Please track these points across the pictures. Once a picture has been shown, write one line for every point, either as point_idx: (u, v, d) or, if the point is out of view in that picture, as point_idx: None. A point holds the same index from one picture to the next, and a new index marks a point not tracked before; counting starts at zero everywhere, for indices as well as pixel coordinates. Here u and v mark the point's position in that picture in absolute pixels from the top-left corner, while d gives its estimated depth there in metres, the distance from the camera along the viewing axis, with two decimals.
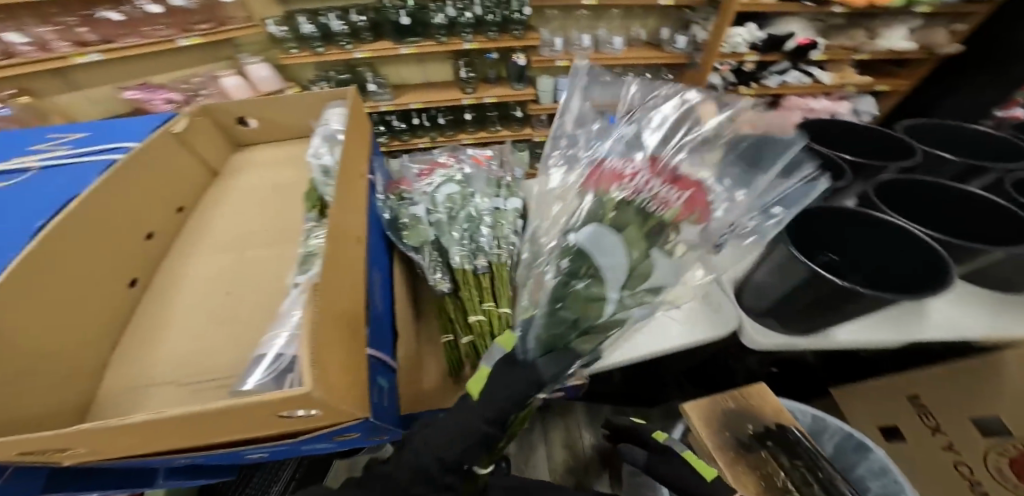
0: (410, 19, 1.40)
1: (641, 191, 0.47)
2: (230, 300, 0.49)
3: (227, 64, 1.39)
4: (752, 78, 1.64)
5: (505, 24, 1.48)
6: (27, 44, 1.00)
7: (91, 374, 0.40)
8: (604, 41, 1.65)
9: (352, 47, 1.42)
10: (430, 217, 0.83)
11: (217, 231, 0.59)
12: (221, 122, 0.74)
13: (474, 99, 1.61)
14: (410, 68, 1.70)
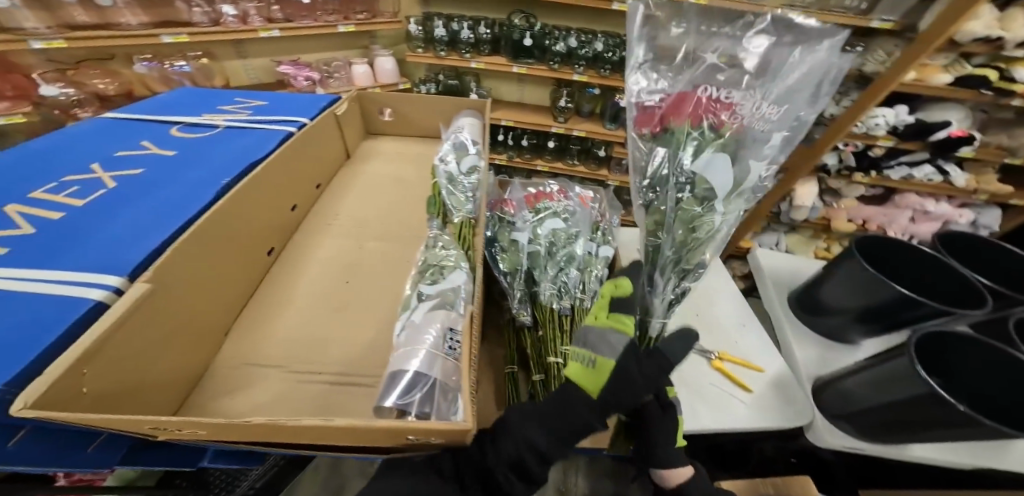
0: (531, 41, 1.42)
1: (702, 116, 0.37)
2: (349, 289, 0.48)
3: (360, 52, 1.52)
4: None
5: (623, 64, 1.43)
6: (235, 17, 1.14)
7: (217, 337, 0.39)
8: None
9: (470, 57, 1.47)
10: (527, 246, 0.75)
11: (346, 215, 0.60)
12: (365, 110, 0.78)
13: (563, 129, 1.59)
14: (507, 87, 1.78)
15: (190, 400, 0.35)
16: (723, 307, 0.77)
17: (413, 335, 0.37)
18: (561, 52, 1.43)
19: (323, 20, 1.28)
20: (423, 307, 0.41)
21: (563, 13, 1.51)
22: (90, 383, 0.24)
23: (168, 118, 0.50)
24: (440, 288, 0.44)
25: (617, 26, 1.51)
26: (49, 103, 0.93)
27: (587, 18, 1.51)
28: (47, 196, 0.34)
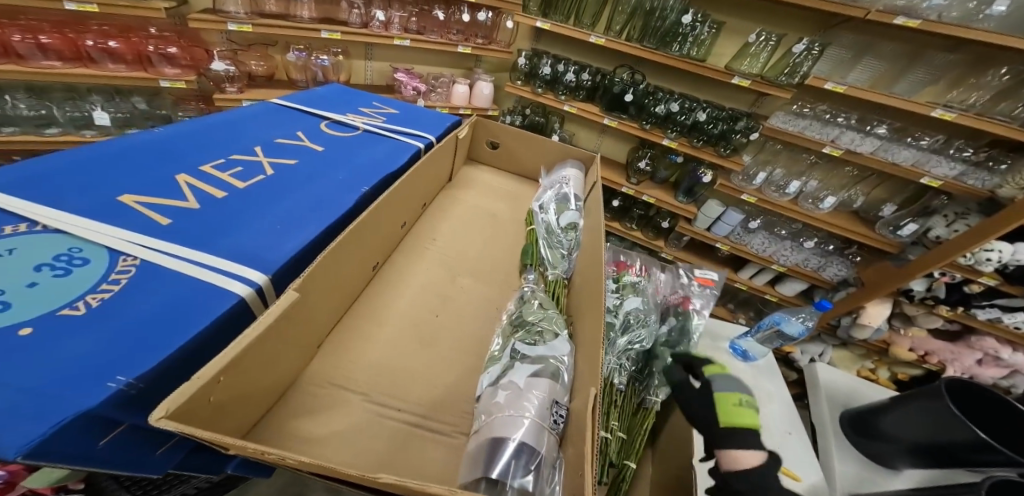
0: (632, 96, 1.40)
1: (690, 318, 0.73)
2: (436, 323, 0.45)
3: (463, 72, 1.59)
4: (964, 300, 1.27)
5: (723, 139, 1.37)
6: (382, 23, 1.27)
7: (312, 350, 0.37)
8: (809, 195, 1.44)
9: (565, 99, 1.48)
10: None
11: (444, 240, 0.59)
12: (476, 137, 0.79)
13: (634, 191, 1.57)
14: (587, 136, 1.80)
15: (273, 412, 0.32)
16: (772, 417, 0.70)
17: (514, 399, 0.33)
18: (659, 114, 1.41)
19: (446, 38, 1.36)
20: (523, 366, 0.37)
21: (667, 75, 1.51)
22: (217, 392, 0.22)
23: (320, 114, 0.55)
24: (539, 350, 0.39)
25: (721, 97, 1.49)
26: (211, 74, 1.05)
27: (691, 84, 1.50)
28: (212, 173, 0.37)
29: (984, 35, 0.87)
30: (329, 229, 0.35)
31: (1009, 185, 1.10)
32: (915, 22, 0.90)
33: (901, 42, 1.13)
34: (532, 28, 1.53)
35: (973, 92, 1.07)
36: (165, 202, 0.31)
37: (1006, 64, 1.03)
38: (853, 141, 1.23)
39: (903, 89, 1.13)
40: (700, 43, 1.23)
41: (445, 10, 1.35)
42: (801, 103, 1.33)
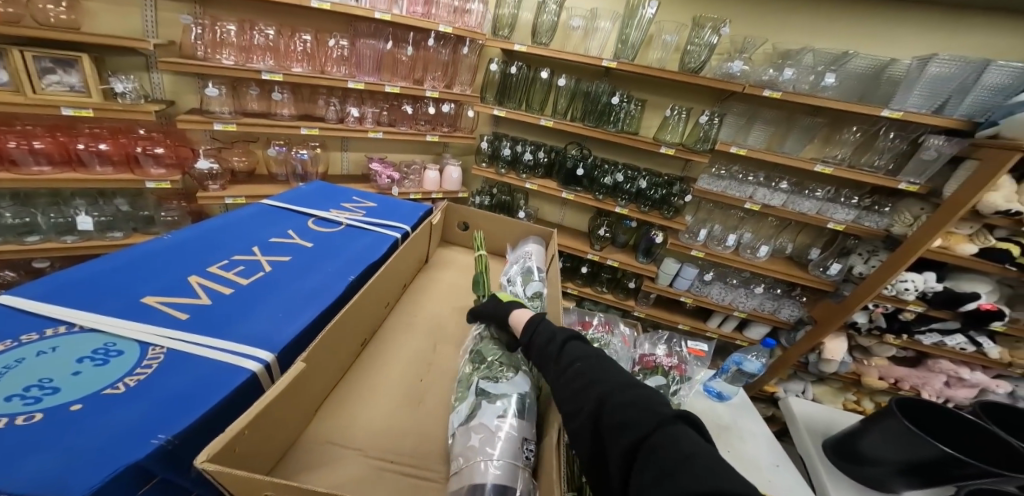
0: (583, 170, 1.61)
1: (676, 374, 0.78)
2: (421, 386, 0.50)
3: (433, 157, 1.77)
4: (905, 329, 1.43)
5: (666, 203, 1.58)
6: (356, 118, 1.42)
7: (309, 416, 0.40)
8: (747, 247, 1.64)
9: (525, 178, 1.67)
10: None
11: (424, 313, 0.65)
12: (448, 222, 0.89)
13: (599, 256, 1.71)
14: (550, 207, 1.98)
15: (276, 471, 0.35)
16: (756, 450, 0.80)
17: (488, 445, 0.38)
18: (607, 185, 1.61)
19: (416, 129, 1.53)
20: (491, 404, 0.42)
21: (611, 149, 1.75)
22: (241, 444, 0.27)
23: (308, 212, 0.63)
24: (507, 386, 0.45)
25: (653, 163, 1.74)
26: (195, 173, 1.13)
27: (630, 154, 1.74)
28: (217, 273, 0.44)
29: (830, 102, 1.17)
30: (323, 312, 0.41)
31: (899, 225, 1.34)
32: (777, 93, 1.19)
33: (778, 109, 1.42)
34: (491, 116, 1.76)
35: (839, 148, 1.36)
36: (180, 300, 0.38)
37: (855, 123, 1.34)
38: (765, 195, 1.46)
39: (791, 146, 1.41)
40: (629, 116, 1.47)
41: (413, 105, 1.53)
42: (720, 164, 1.57)
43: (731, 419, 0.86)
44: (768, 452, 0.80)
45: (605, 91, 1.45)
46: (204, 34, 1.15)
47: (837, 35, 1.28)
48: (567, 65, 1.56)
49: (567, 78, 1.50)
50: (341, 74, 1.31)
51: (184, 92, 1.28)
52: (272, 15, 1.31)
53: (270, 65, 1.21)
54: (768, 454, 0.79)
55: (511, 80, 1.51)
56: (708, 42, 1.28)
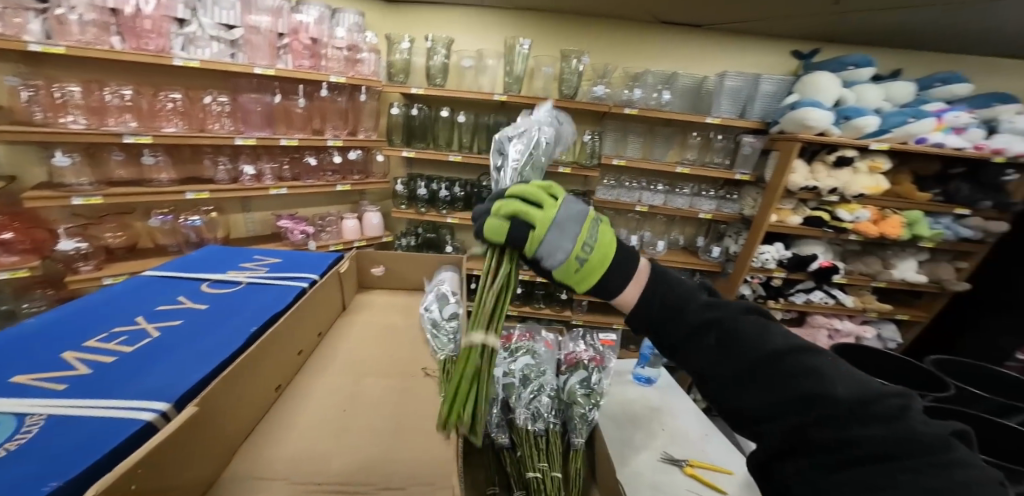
0: None
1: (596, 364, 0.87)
2: (345, 415, 0.53)
3: (349, 206, 1.76)
4: (779, 293, 1.74)
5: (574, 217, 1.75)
6: (252, 175, 1.38)
7: (223, 460, 0.41)
8: (648, 243, 1.89)
9: (447, 212, 1.73)
10: (504, 379, 0.84)
11: (342, 355, 0.67)
12: (362, 266, 0.92)
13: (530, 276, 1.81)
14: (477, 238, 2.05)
15: None
16: (686, 421, 0.96)
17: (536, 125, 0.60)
18: None
19: (325, 179, 1.51)
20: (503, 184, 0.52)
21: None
22: (150, 476, 0.28)
23: (200, 277, 0.63)
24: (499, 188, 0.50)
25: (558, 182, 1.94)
26: (60, 255, 1.02)
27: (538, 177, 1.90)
28: (99, 346, 0.43)
29: (670, 114, 1.48)
30: (229, 358, 0.43)
31: (747, 208, 1.67)
32: (635, 110, 1.48)
33: (643, 124, 1.72)
34: (403, 159, 1.82)
35: (690, 150, 1.70)
36: (58, 375, 0.37)
37: (698, 129, 1.69)
38: (649, 197, 1.74)
39: (659, 152, 1.71)
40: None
41: (317, 156, 1.53)
42: (611, 176, 1.81)
43: (661, 399, 1.03)
44: (699, 424, 0.96)
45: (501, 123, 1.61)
46: (40, 98, 1.05)
47: (669, 61, 1.62)
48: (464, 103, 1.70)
49: (466, 114, 1.62)
50: (226, 130, 1.26)
51: (26, 164, 1.14)
52: (130, 76, 1.25)
53: (134, 127, 1.13)
54: (700, 425, 0.95)
55: (414, 122, 1.60)
56: (577, 69, 1.52)
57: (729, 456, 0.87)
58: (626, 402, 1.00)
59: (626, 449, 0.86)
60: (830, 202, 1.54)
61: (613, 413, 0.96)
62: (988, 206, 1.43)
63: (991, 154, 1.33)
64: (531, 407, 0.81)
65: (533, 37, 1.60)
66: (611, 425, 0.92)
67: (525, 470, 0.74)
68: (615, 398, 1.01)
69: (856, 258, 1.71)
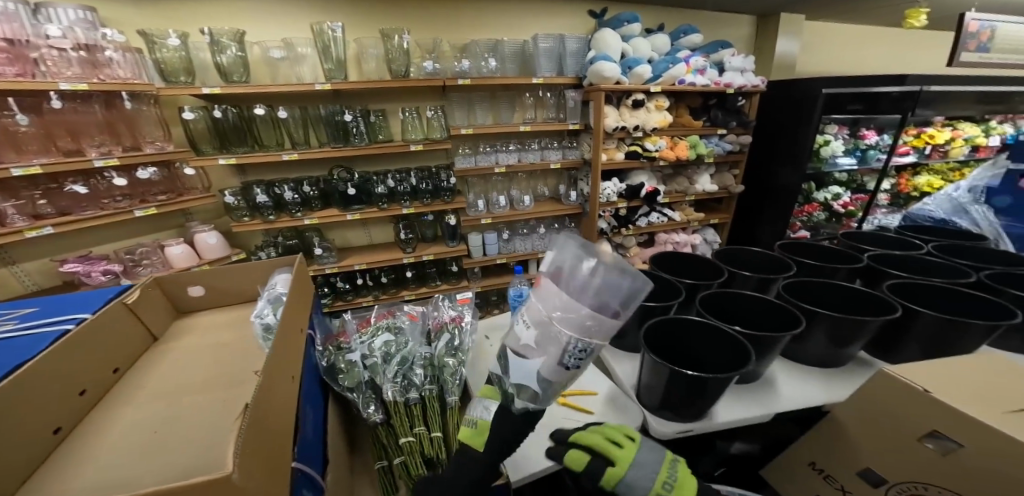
0: (355, 189, 1.59)
1: (463, 325, 0.94)
2: (156, 437, 0.53)
3: (176, 231, 1.51)
4: (628, 221, 2.04)
5: (438, 191, 1.74)
6: None
7: None
8: (516, 198, 1.97)
9: (303, 214, 1.56)
10: (365, 362, 0.86)
11: (151, 388, 0.63)
12: (171, 293, 0.83)
13: (414, 257, 1.76)
14: (355, 232, 1.87)
15: None
16: None
17: (541, 291, 0.40)
18: (383, 193, 1.64)
19: (112, 207, 1.22)
20: (523, 378, 0.43)
21: (379, 160, 1.77)
22: None
23: None
24: (514, 380, 0.44)
25: (420, 160, 1.86)
26: None
27: (393, 159, 1.80)
28: None
29: (498, 79, 1.58)
30: None
31: (585, 151, 1.89)
32: (468, 80, 1.54)
33: (483, 92, 1.80)
34: (229, 166, 1.57)
35: (529, 111, 1.86)
36: None
37: (528, 91, 1.85)
38: (506, 156, 1.81)
39: (506, 116, 1.83)
40: (365, 124, 1.54)
41: (88, 182, 1.22)
42: (467, 146, 1.83)
43: None
44: None
45: (334, 110, 1.48)
46: None
47: (489, 30, 1.71)
48: (288, 96, 1.55)
49: (290, 109, 1.47)
50: None
51: None
52: None
53: None
54: None
55: (224, 125, 1.37)
56: (402, 46, 1.49)
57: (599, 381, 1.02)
58: None
59: None
60: (639, 138, 1.86)
61: None
62: (735, 125, 1.92)
63: (725, 87, 1.79)
64: (397, 382, 0.84)
65: (345, 22, 1.52)
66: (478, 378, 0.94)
67: (401, 438, 0.80)
68: None
69: (671, 180, 2.09)
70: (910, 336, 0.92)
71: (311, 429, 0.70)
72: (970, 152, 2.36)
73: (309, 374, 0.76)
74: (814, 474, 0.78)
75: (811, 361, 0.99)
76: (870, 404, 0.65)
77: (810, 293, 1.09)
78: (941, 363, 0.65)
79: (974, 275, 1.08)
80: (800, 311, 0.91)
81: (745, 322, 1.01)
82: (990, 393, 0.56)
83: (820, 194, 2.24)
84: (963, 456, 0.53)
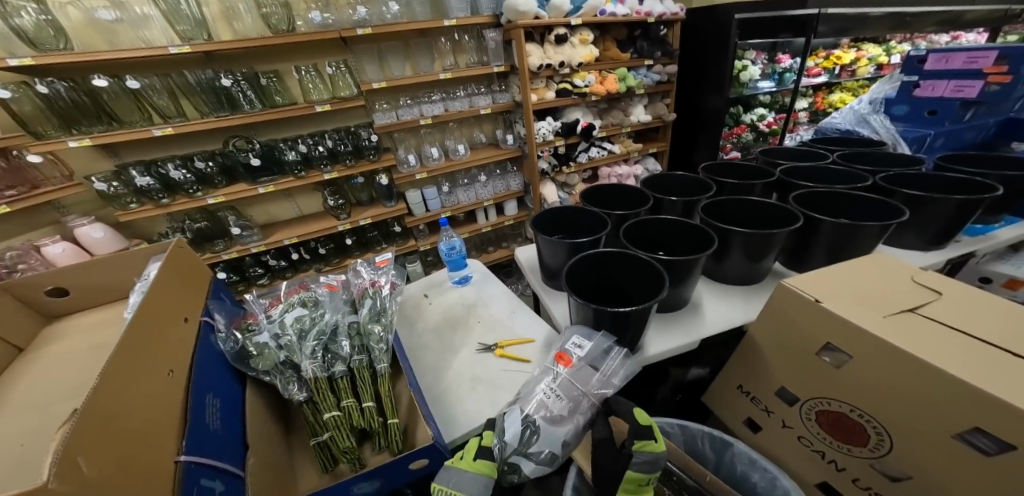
0: (260, 159, 1.44)
1: (384, 288, 0.91)
2: (19, 453, 0.49)
3: (51, 229, 1.34)
4: (568, 159, 1.98)
5: (359, 151, 1.63)
6: None
7: None
8: (451, 149, 1.88)
9: (203, 193, 1.40)
10: (276, 342, 0.78)
11: (13, 404, 0.58)
12: (28, 301, 0.74)
13: (349, 224, 1.68)
14: (278, 205, 1.73)
15: None
16: (497, 306, 1.00)
17: (573, 371, 0.65)
18: (297, 159, 1.51)
19: None
20: (550, 444, 0.60)
21: (285, 125, 1.60)
22: None
23: None
24: (542, 447, 0.60)
25: (331, 121, 1.67)
26: None
27: (298, 123, 1.62)
28: None
29: (404, 25, 1.44)
30: None
31: (515, 94, 1.82)
32: (368, 30, 1.39)
33: (394, 40, 1.65)
34: (93, 147, 1.33)
35: (447, 56, 1.73)
36: None
37: (443, 34, 1.71)
38: (430, 107, 1.72)
39: (424, 65, 1.71)
40: (254, 88, 1.40)
41: None
42: (385, 101, 1.70)
43: (477, 294, 1.05)
44: (508, 306, 1.00)
45: (210, 76, 1.33)
46: None
47: None
48: (146, 63, 1.33)
49: (141, 78, 1.27)
50: None
51: None
52: None
53: None
54: (509, 306, 1.00)
55: (61, 103, 1.18)
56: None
57: (536, 325, 0.93)
58: (446, 309, 1.01)
59: (443, 353, 0.88)
60: (567, 75, 1.81)
61: (423, 328, 0.95)
62: (659, 56, 1.90)
63: (646, 15, 1.76)
64: (316, 357, 0.77)
65: None
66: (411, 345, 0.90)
67: (323, 413, 0.72)
68: (409, 305, 1.03)
69: (606, 114, 2.06)
70: (816, 241, 0.98)
71: (219, 418, 0.66)
72: (874, 71, 2.54)
73: (210, 366, 0.71)
74: (740, 395, 0.83)
75: (734, 280, 1.03)
76: (777, 313, 0.70)
77: (726, 212, 1.14)
78: (829, 273, 0.70)
79: (869, 178, 1.16)
80: (715, 231, 0.93)
81: (669, 249, 1.04)
82: (868, 300, 0.62)
83: (747, 116, 2.33)
84: (851, 365, 0.59)
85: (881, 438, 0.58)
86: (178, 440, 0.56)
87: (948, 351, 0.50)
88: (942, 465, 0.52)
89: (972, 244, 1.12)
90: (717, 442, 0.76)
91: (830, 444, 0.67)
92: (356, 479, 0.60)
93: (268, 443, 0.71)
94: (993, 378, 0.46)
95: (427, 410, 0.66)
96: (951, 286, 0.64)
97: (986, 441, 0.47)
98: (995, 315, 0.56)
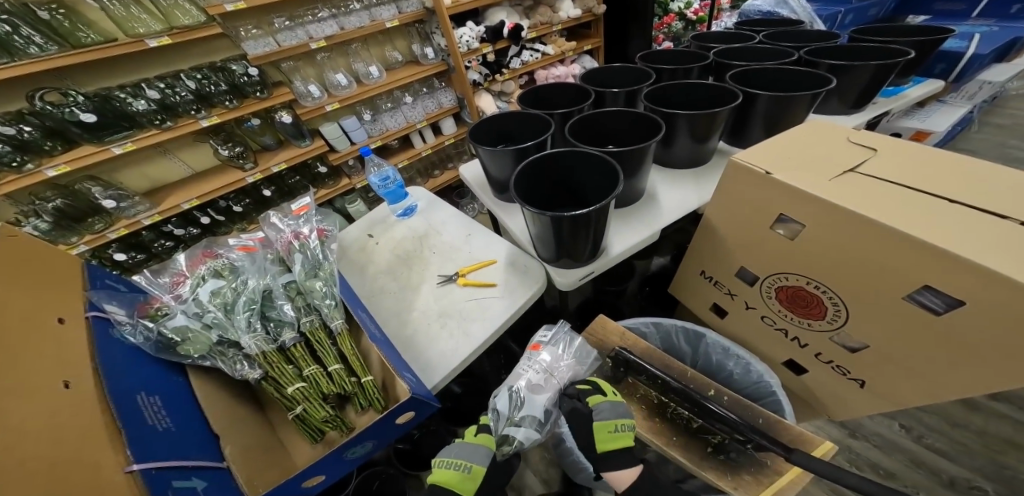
0: (96, 114, 1.14)
1: (313, 237, 0.80)
2: None
3: None
4: (500, 66, 1.80)
5: (238, 90, 1.37)
6: None
7: None
8: (362, 73, 1.62)
9: (35, 165, 1.08)
10: (200, 324, 0.67)
11: None
12: None
13: (260, 173, 1.45)
14: (156, 165, 1.43)
15: None
16: (451, 231, 0.93)
17: (545, 354, 0.70)
18: (149, 108, 1.22)
19: None
20: (534, 410, 0.66)
21: (112, 69, 1.24)
22: None
23: None
24: (526, 413, 0.66)
25: (179, 60, 1.34)
26: None
27: (123, 67, 1.26)
28: None
29: None
30: None
31: None
32: None
33: None
34: None
35: None
36: None
37: None
38: (320, 27, 1.41)
39: None
40: (37, 26, 1.06)
41: None
42: (252, 25, 1.37)
43: (426, 223, 0.97)
44: (462, 230, 0.94)
45: None
46: None
47: None
48: None
49: None
50: None
51: None
52: None
53: None
54: (464, 230, 0.93)
55: None
56: None
57: (493, 243, 0.88)
58: (396, 245, 0.92)
59: (403, 294, 0.81)
60: None
61: (375, 271, 0.87)
62: None
63: None
64: (256, 329, 0.68)
65: None
66: (364, 295, 0.82)
67: (284, 388, 0.65)
68: (353, 248, 0.93)
69: (534, 11, 1.84)
70: (755, 117, 0.97)
71: (166, 416, 0.57)
72: None
73: (127, 366, 0.60)
74: (704, 281, 0.88)
75: (683, 164, 1.02)
76: (728, 188, 0.69)
77: (668, 97, 1.10)
78: (776, 141, 0.70)
79: (795, 53, 1.13)
80: (660, 116, 0.88)
81: (618, 141, 0.99)
82: (817, 162, 0.62)
83: (675, 3, 2.23)
84: (804, 234, 0.60)
85: (839, 311, 0.63)
86: (121, 450, 0.47)
87: (894, 205, 0.52)
88: (877, 315, 0.57)
89: (886, 105, 1.17)
90: (691, 336, 0.84)
91: (789, 316, 0.73)
92: (348, 444, 0.55)
93: (237, 425, 0.64)
94: (929, 226, 0.47)
95: (397, 363, 0.61)
96: (879, 139, 0.66)
97: (934, 301, 0.50)
98: (928, 164, 0.59)
